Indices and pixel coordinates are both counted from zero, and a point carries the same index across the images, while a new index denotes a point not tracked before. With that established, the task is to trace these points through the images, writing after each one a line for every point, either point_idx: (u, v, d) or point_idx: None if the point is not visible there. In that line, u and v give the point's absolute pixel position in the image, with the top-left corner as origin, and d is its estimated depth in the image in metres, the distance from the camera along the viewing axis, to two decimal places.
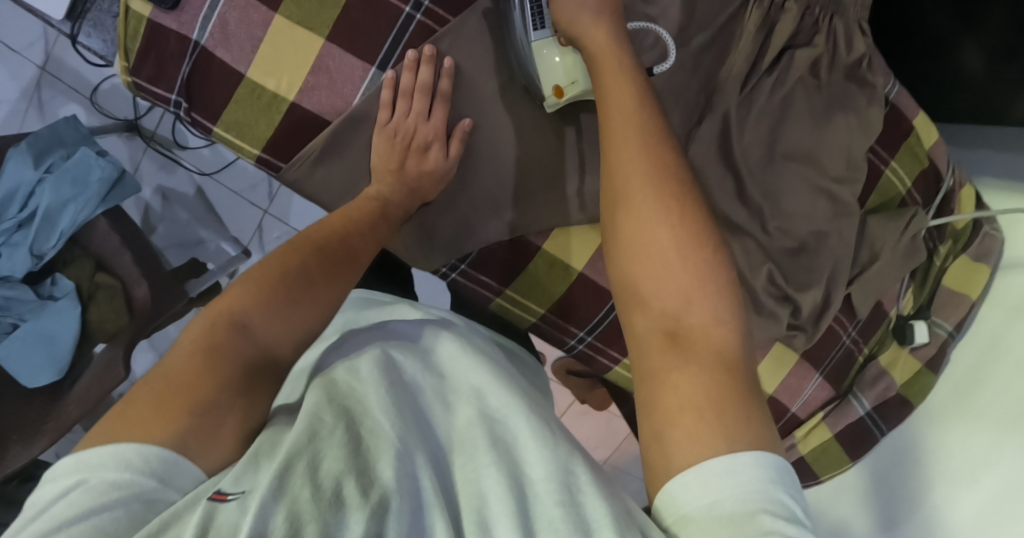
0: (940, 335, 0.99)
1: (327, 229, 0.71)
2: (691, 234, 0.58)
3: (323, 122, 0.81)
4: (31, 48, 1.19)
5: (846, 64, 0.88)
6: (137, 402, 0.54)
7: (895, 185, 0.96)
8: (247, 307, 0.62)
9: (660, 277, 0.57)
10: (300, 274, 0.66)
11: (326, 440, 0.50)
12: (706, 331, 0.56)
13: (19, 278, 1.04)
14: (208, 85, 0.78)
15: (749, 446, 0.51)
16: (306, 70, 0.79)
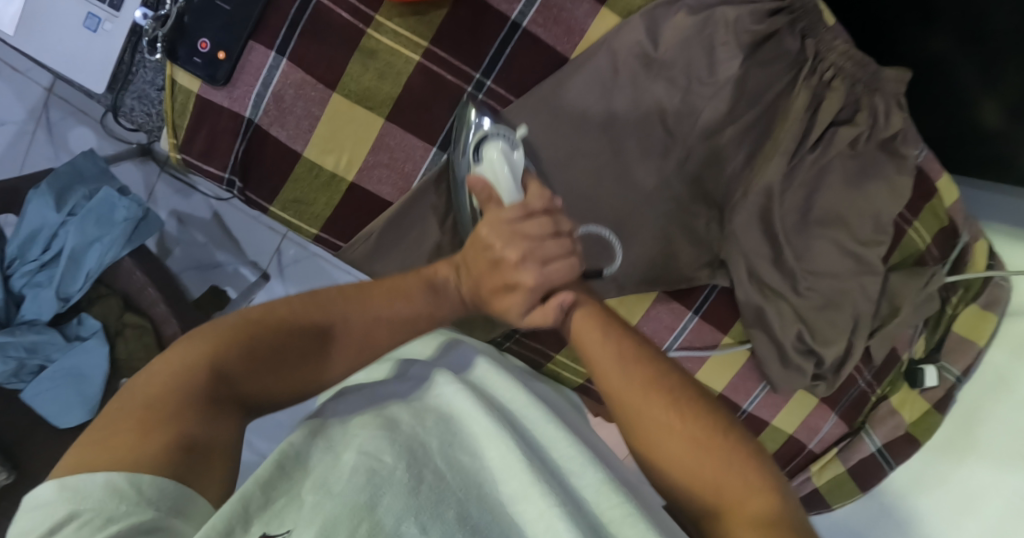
0: (948, 380, 1.05)
1: (342, 301, 0.69)
2: (662, 386, 0.66)
3: (385, 203, 0.81)
4: (37, 69, 1.12)
5: (882, 138, 0.88)
6: (119, 429, 0.57)
7: (917, 242, 1.00)
8: (237, 349, 0.63)
9: (675, 456, 0.63)
10: (275, 337, 0.66)
11: (388, 484, 0.55)
12: (726, 474, 0.61)
13: (47, 320, 1.02)
14: (263, 161, 0.79)
15: None
16: (368, 148, 0.79)
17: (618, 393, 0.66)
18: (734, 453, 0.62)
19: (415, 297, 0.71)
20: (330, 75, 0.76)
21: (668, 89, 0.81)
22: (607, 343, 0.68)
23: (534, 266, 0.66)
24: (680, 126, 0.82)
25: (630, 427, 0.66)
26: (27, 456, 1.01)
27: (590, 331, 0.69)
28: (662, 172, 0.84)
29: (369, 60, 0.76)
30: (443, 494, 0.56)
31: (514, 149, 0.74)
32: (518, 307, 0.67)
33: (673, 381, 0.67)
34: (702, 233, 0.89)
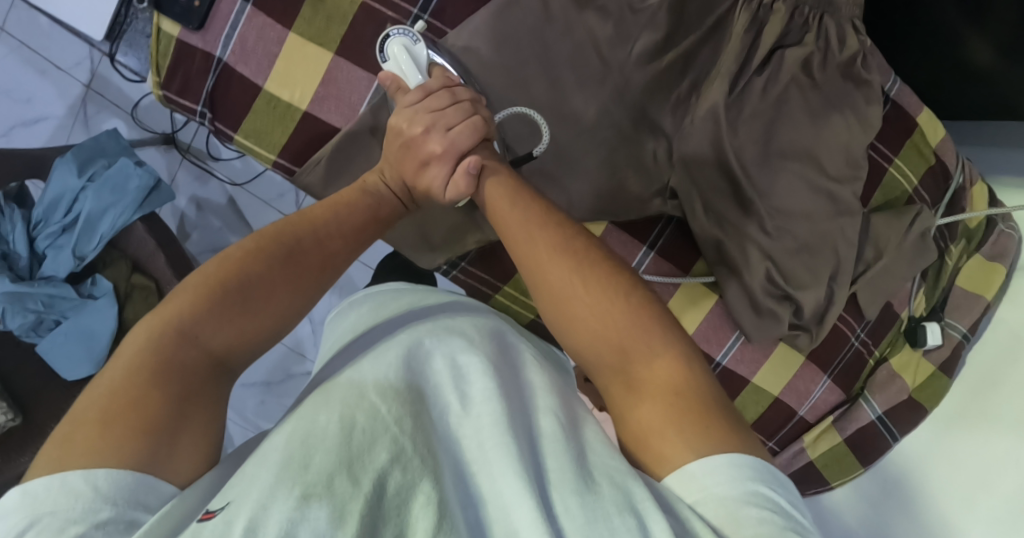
0: (953, 337, 0.96)
1: (302, 225, 0.68)
2: (593, 272, 0.66)
3: (335, 130, 0.89)
4: (78, 67, 1.26)
5: (840, 62, 0.88)
6: (85, 414, 0.55)
7: (901, 183, 0.95)
8: (201, 308, 0.61)
9: (598, 320, 0.64)
10: (236, 288, 0.63)
11: (321, 441, 0.50)
12: (646, 351, 0.62)
13: (62, 277, 1.11)
14: (229, 97, 0.87)
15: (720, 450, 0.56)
16: (317, 83, 0.87)
17: (541, 268, 0.67)
18: (660, 328, 0.64)
19: (364, 213, 0.73)
20: (286, 17, 0.85)
21: (600, 19, 0.86)
22: (520, 210, 0.70)
23: (439, 134, 0.74)
24: (615, 53, 0.86)
25: (554, 302, 0.66)
26: (37, 405, 1.09)
27: (525, 238, 0.68)
28: (600, 97, 0.87)
29: (318, 5, 0.85)
30: (388, 447, 0.50)
31: (416, 41, 0.81)
32: (439, 179, 0.74)
33: (573, 241, 0.68)
34: (649, 163, 0.90)
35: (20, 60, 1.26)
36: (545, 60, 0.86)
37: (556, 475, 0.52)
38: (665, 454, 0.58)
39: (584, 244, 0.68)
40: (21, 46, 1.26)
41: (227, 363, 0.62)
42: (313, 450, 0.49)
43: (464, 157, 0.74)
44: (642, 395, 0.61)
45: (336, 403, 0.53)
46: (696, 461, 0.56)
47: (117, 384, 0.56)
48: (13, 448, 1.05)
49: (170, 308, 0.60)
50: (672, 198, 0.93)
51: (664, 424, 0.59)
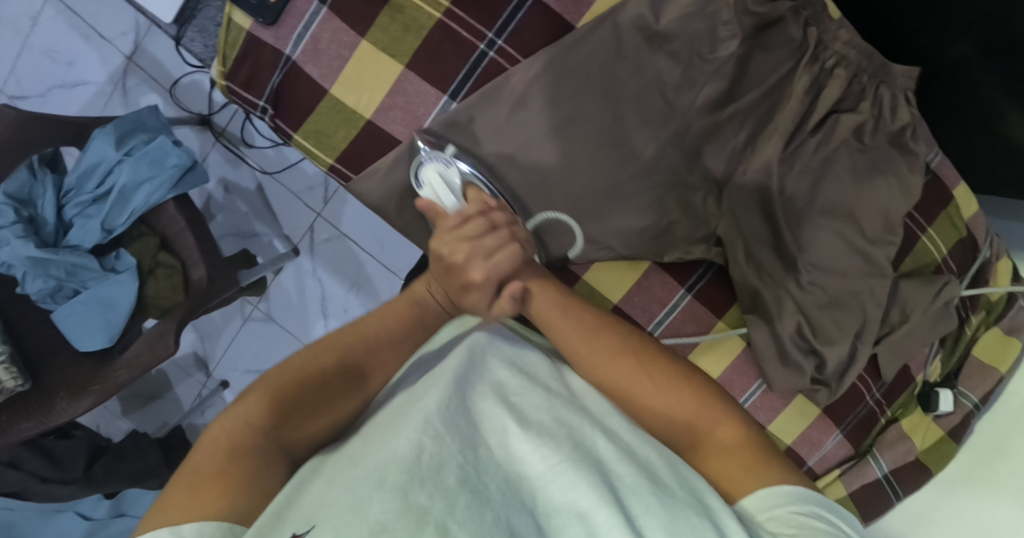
0: (965, 406, 1.00)
1: (357, 329, 0.75)
2: (632, 349, 0.73)
3: (396, 141, 0.90)
4: (122, 38, 1.22)
5: (890, 131, 0.90)
6: (174, 494, 0.63)
7: (932, 252, 0.97)
8: (268, 413, 0.69)
9: (653, 401, 0.71)
10: (299, 384, 0.71)
11: (391, 467, 0.58)
12: (706, 421, 0.70)
13: (87, 247, 1.09)
14: (294, 95, 0.89)
15: (783, 482, 0.66)
16: (384, 94, 0.89)
17: (590, 359, 0.73)
18: (708, 389, 0.72)
19: (410, 319, 0.78)
20: (362, 24, 0.87)
21: (670, 62, 0.87)
22: (574, 321, 0.74)
23: (480, 262, 0.71)
24: (679, 99, 0.87)
25: (608, 390, 0.73)
26: (48, 373, 1.08)
27: (570, 328, 0.74)
28: (658, 139, 0.88)
29: (397, 14, 0.87)
30: (452, 470, 0.59)
31: (449, 166, 0.85)
32: (482, 302, 0.73)
33: (628, 339, 0.74)
34: (698, 207, 0.92)
35: (67, 24, 1.22)
36: (613, 97, 0.88)
37: (629, 480, 0.62)
38: (734, 487, 0.67)
39: (634, 338, 0.75)
40: (67, 9, 1.21)
41: (289, 450, 0.69)
42: (387, 474, 0.58)
43: (505, 283, 0.73)
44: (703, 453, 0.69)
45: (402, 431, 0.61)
46: (763, 487, 0.65)
47: (208, 468, 0.64)
48: (19, 413, 1.04)
49: (242, 407, 0.69)
50: (715, 245, 0.94)
51: (736, 475, 0.67)
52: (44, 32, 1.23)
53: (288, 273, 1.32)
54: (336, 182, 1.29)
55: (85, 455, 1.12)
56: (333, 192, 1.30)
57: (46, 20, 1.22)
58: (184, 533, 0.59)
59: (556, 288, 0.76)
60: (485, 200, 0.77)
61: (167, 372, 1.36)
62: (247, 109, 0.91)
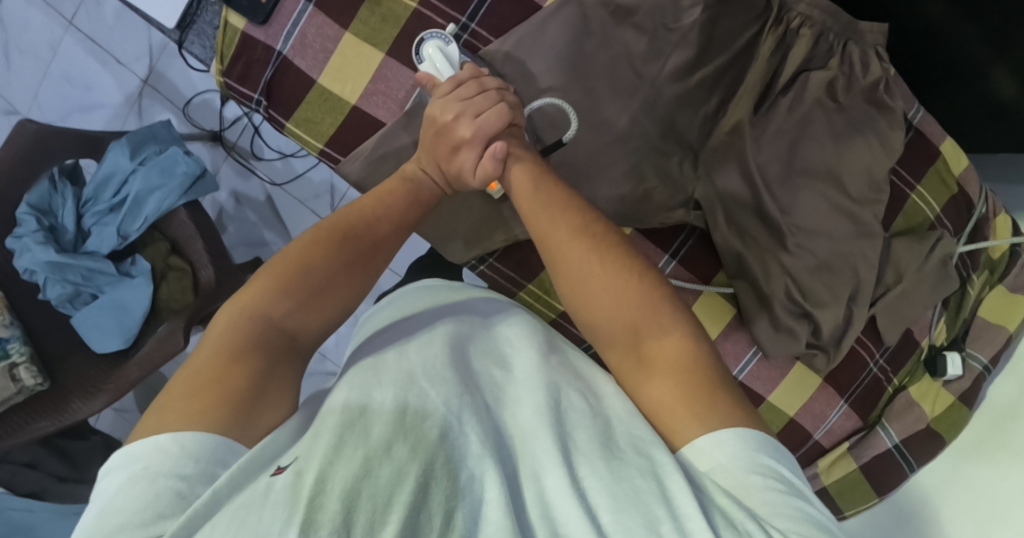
0: (974, 368, 0.96)
1: (356, 212, 0.74)
2: (608, 237, 0.73)
3: (380, 125, 0.93)
4: (137, 62, 1.31)
5: (863, 87, 0.91)
6: (176, 390, 0.60)
7: (923, 210, 0.95)
8: (273, 292, 0.66)
9: (620, 296, 0.69)
10: (301, 275, 0.68)
11: (375, 416, 0.57)
12: (664, 341, 0.67)
13: (104, 254, 1.15)
14: (286, 87, 0.92)
15: (731, 425, 0.62)
16: (368, 79, 0.92)
17: (571, 269, 0.72)
18: (674, 308, 0.70)
19: (408, 199, 0.78)
20: (343, 17, 0.90)
21: (637, 34, 0.90)
22: (546, 211, 0.74)
23: (468, 121, 0.78)
24: (648, 69, 0.90)
25: (576, 299, 0.72)
26: (66, 373, 1.13)
27: (547, 221, 0.74)
28: (629, 110, 0.90)
29: (375, 7, 0.90)
30: (433, 423, 0.57)
31: (449, 44, 0.87)
32: (469, 163, 0.78)
33: (598, 226, 0.74)
34: (675, 174, 0.92)
35: (85, 50, 1.31)
36: (583, 72, 0.90)
37: (583, 444, 0.59)
38: (673, 426, 0.64)
39: (609, 235, 0.73)
40: (86, 38, 1.31)
41: (297, 342, 0.67)
42: (369, 420, 0.56)
43: (489, 144, 0.78)
44: (654, 342, 0.68)
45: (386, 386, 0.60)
46: (705, 435, 0.62)
47: (213, 352, 0.62)
48: (36, 412, 1.08)
49: (249, 291, 0.67)
50: (695, 210, 0.95)
51: (681, 408, 0.64)
52: (64, 59, 1.32)
53: None
54: (340, 189, 1.33)
55: (101, 455, 1.16)
56: (340, 198, 1.34)
57: (66, 48, 1.31)
58: (188, 437, 0.56)
59: (529, 170, 0.78)
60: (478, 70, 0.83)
61: (181, 380, 1.37)
62: (244, 104, 0.94)
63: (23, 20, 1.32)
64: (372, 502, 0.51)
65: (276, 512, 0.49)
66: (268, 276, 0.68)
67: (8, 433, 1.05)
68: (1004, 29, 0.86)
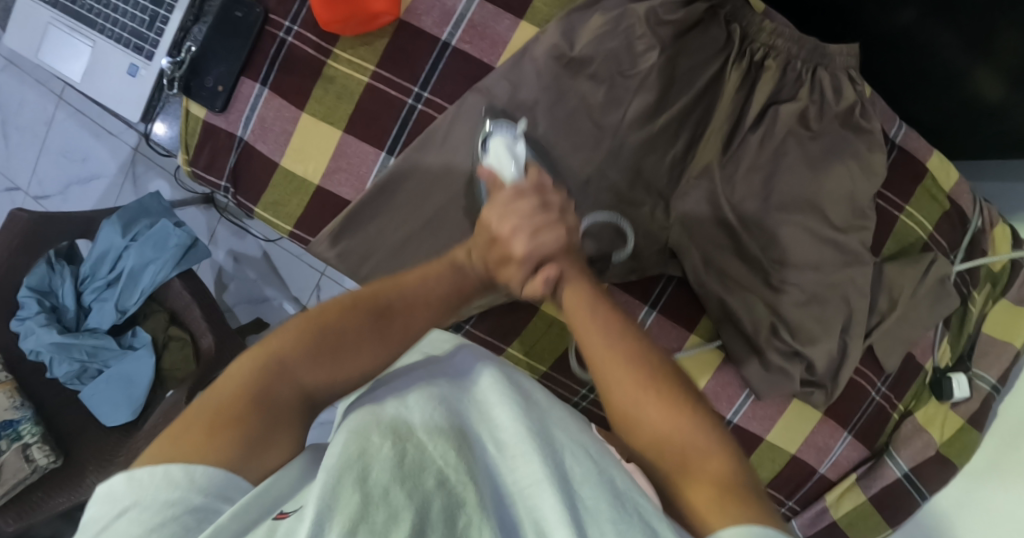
0: (982, 389, 0.92)
1: (393, 282, 0.69)
2: (661, 367, 0.65)
3: (345, 202, 0.92)
4: (128, 132, 1.34)
5: (838, 113, 0.87)
6: (189, 427, 0.57)
7: (914, 230, 0.90)
8: (296, 351, 0.62)
9: (656, 415, 0.62)
10: (329, 338, 0.64)
11: (374, 459, 0.51)
12: (707, 454, 0.61)
13: (105, 329, 1.18)
14: (250, 171, 0.92)
15: (755, 521, 0.55)
16: (328, 158, 0.91)
17: (597, 357, 0.66)
18: (716, 428, 0.62)
19: (451, 277, 0.72)
20: (299, 98, 0.90)
21: (592, 84, 0.88)
22: (591, 320, 0.67)
23: (525, 238, 0.71)
24: (607, 119, 0.88)
25: (613, 401, 0.64)
26: (80, 449, 1.16)
27: (591, 328, 0.67)
28: (593, 161, 0.88)
29: (329, 85, 0.90)
30: (434, 475, 0.51)
31: (516, 141, 0.85)
32: (517, 278, 0.72)
33: (646, 343, 0.66)
34: (646, 222, 0.90)
35: (78, 124, 1.35)
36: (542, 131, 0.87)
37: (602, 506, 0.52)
38: (707, 517, 0.57)
39: (664, 357, 0.66)
40: (77, 112, 1.35)
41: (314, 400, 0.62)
42: (367, 463, 0.51)
43: (544, 263, 0.71)
44: (686, 472, 0.60)
45: (387, 428, 0.54)
46: (738, 525, 0.55)
47: (223, 397, 0.59)
48: (54, 488, 1.11)
49: (274, 341, 0.63)
50: (672, 256, 0.92)
51: (712, 511, 0.57)
52: (57, 133, 1.36)
53: None
54: None
55: None
56: None
57: (59, 123, 1.35)
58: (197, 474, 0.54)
59: (585, 283, 0.71)
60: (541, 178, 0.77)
61: None
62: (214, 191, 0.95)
63: (16, 97, 1.37)
64: None
65: None
66: (291, 329, 0.64)
67: (26, 513, 1.08)
68: (984, 30, 0.81)
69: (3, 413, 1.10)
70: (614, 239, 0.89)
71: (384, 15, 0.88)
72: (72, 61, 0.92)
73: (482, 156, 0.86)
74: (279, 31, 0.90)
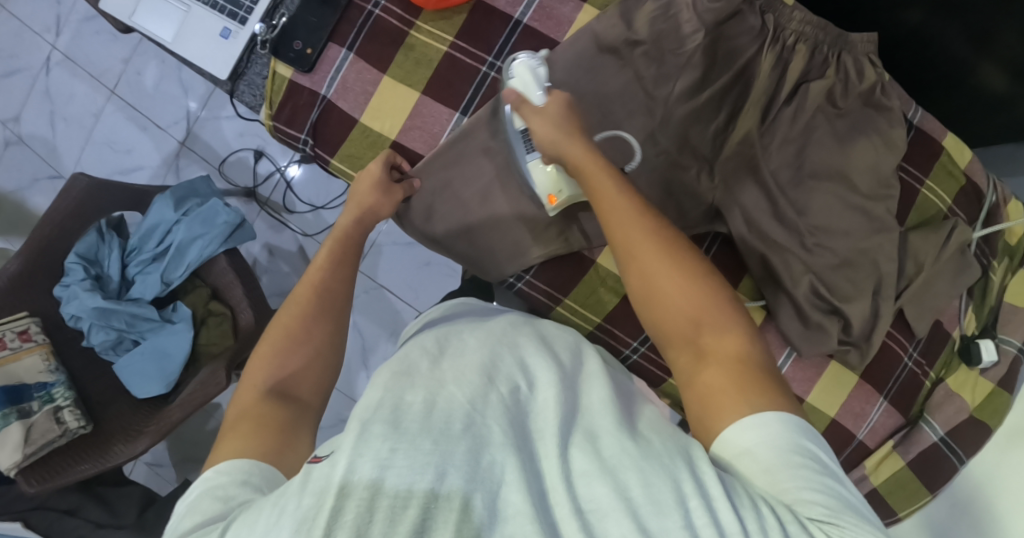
0: (1010, 352, 0.98)
1: (317, 269, 0.84)
2: (671, 249, 0.74)
3: (419, 157, 0.98)
4: (175, 126, 1.37)
5: (860, 91, 0.95)
6: (230, 435, 0.69)
7: (935, 203, 0.98)
8: (266, 371, 0.74)
9: (665, 289, 0.72)
10: (286, 342, 0.77)
11: (406, 410, 0.58)
12: (720, 339, 0.70)
13: (148, 300, 1.17)
14: (329, 127, 0.98)
15: (766, 406, 0.65)
16: (405, 117, 0.97)
17: (625, 241, 0.75)
18: (724, 309, 0.72)
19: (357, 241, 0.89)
20: (381, 63, 0.97)
21: (647, 62, 0.95)
22: (611, 187, 0.78)
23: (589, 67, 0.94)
24: (659, 91, 0.94)
25: (639, 288, 0.74)
26: (108, 421, 1.13)
27: (605, 190, 0.77)
28: (647, 129, 0.95)
29: (409, 53, 0.97)
30: (459, 418, 0.58)
31: (539, 65, 0.88)
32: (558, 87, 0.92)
33: (655, 222, 0.76)
34: (693, 184, 0.96)
35: (125, 117, 1.39)
36: (601, 104, 0.95)
37: (624, 444, 0.60)
38: (720, 401, 0.67)
39: (668, 234, 0.75)
40: (127, 105, 1.39)
41: (292, 396, 0.74)
42: (402, 411, 0.58)
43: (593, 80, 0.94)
44: (706, 358, 0.70)
45: (416, 384, 0.62)
46: (750, 413, 0.65)
47: (235, 419, 0.70)
48: (79, 455, 1.07)
49: (258, 363, 0.75)
50: (718, 217, 0.98)
51: (723, 391, 0.67)
52: (105, 126, 1.39)
53: None
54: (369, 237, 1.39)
55: (138, 500, 1.14)
56: (371, 246, 1.40)
57: (107, 116, 1.39)
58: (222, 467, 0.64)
59: (587, 149, 0.80)
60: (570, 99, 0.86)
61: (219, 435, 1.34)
62: (291, 145, 1.01)
63: (68, 92, 1.40)
64: (396, 485, 0.53)
65: (316, 498, 0.53)
66: (261, 352, 0.76)
67: (49, 477, 1.04)
68: (984, 29, 0.91)
69: (38, 376, 1.09)
70: (664, 200, 0.96)
71: None
72: (166, 24, 1.00)
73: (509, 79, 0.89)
74: (367, 4, 0.97)
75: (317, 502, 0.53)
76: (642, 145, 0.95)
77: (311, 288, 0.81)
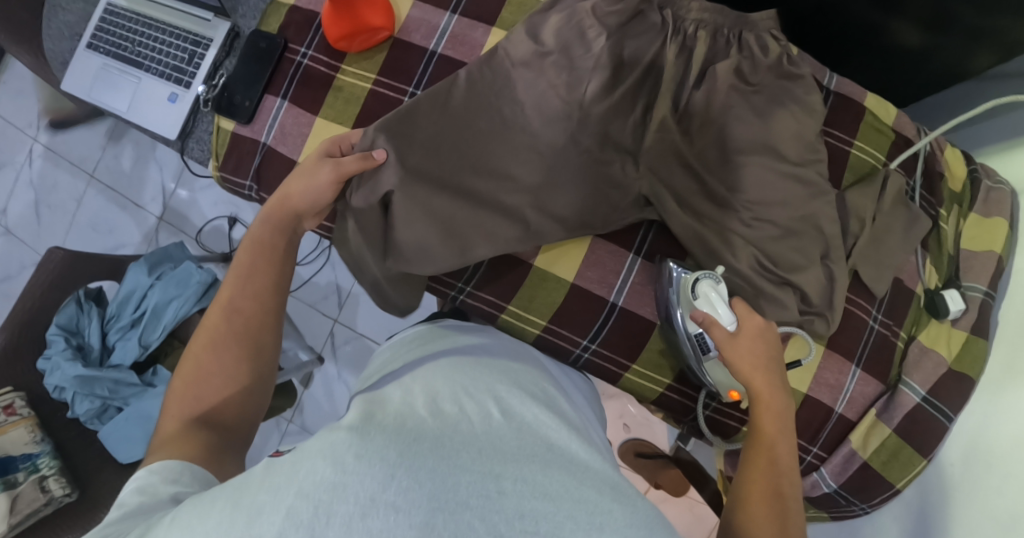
0: (976, 298, 0.94)
1: (230, 288, 0.83)
2: (781, 505, 0.76)
3: None
4: (153, 203, 1.45)
5: (768, 65, 0.95)
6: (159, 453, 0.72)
7: (867, 160, 0.97)
8: (185, 399, 0.77)
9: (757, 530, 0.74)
10: (201, 367, 0.78)
11: (376, 428, 0.60)
12: None
13: (128, 365, 1.20)
14: (270, 171, 1.03)
15: None
16: None
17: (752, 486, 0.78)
18: None
19: (275, 249, 0.86)
20: (313, 105, 1.03)
21: (558, 70, 0.95)
22: (779, 437, 0.81)
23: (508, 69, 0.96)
24: (572, 93, 0.95)
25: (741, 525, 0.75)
26: (94, 487, 1.15)
27: (769, 430, 0.82)
28: (568, 129, 0.95)
29: (338, 94, 1.03)
30: (427, 439, 0.59)
31: (720, 283, 0.90)
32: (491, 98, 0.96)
33: (787, 470, 0.79)
34: (619, 177, 0.96)
35: (106, 199, 1.48)
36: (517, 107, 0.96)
37: (593, 482, 0.61)
38: None
39: (786, 492, 0.77)
40: (107, 188, 1.48)
41: (217, 418, 0.76)
42: (370, 427, 0.59)
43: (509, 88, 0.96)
44: None
45: (386, 408, 0.64)
46: None
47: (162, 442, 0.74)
48: (65, 525, 1.09)
49: (177, 391, 0.78)
50: (648, 205, 0.98)
51: None
52: (88, 209, 1.49)
53: (317, 382, 1.42)
54: (345, 288, 1.43)
55: None
56: (347, 297, 1.43)
57: (89, 199, 1.49)
58: (150, 476, 0.68)
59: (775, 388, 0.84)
60: (763, 326, 0.88)
61: None
62: (241, 192, 1.07)
63: (52, 181, 1.51)
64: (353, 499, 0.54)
65: (272, 497, 0.54)
66: (181, 381, 0.78)
67: None
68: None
69: (23, 447, 1.12)
70: (596, 195, 0.96)
71: (382, 31, 1.02)
72: (119, 97, 1.09)
73: (692, 299, 0.90)
74: (297, 55, 1.05)
75: (273, 499, 0.54)
76: (566, 146, 0.95)
77: (222, 312, 0.81)
